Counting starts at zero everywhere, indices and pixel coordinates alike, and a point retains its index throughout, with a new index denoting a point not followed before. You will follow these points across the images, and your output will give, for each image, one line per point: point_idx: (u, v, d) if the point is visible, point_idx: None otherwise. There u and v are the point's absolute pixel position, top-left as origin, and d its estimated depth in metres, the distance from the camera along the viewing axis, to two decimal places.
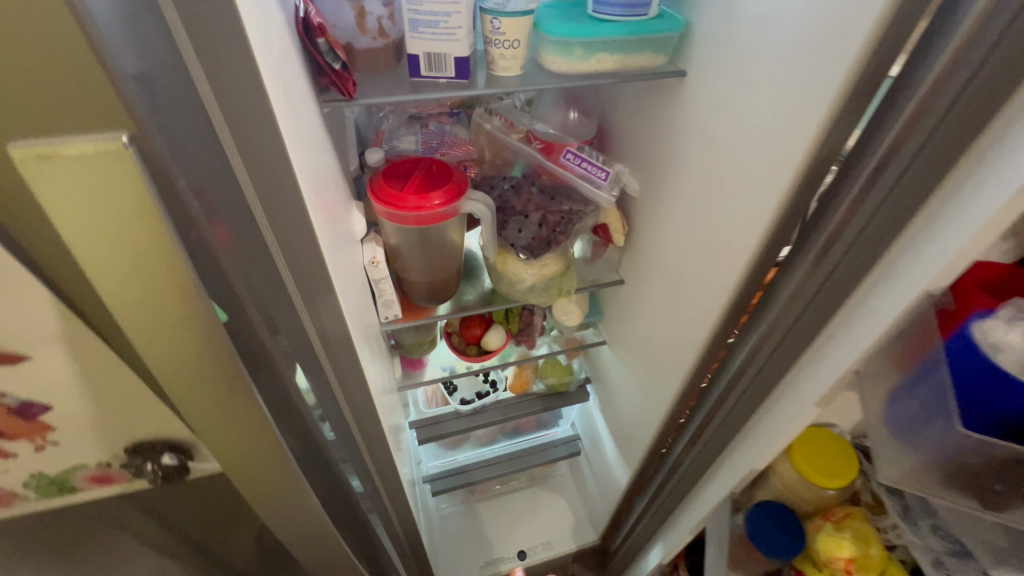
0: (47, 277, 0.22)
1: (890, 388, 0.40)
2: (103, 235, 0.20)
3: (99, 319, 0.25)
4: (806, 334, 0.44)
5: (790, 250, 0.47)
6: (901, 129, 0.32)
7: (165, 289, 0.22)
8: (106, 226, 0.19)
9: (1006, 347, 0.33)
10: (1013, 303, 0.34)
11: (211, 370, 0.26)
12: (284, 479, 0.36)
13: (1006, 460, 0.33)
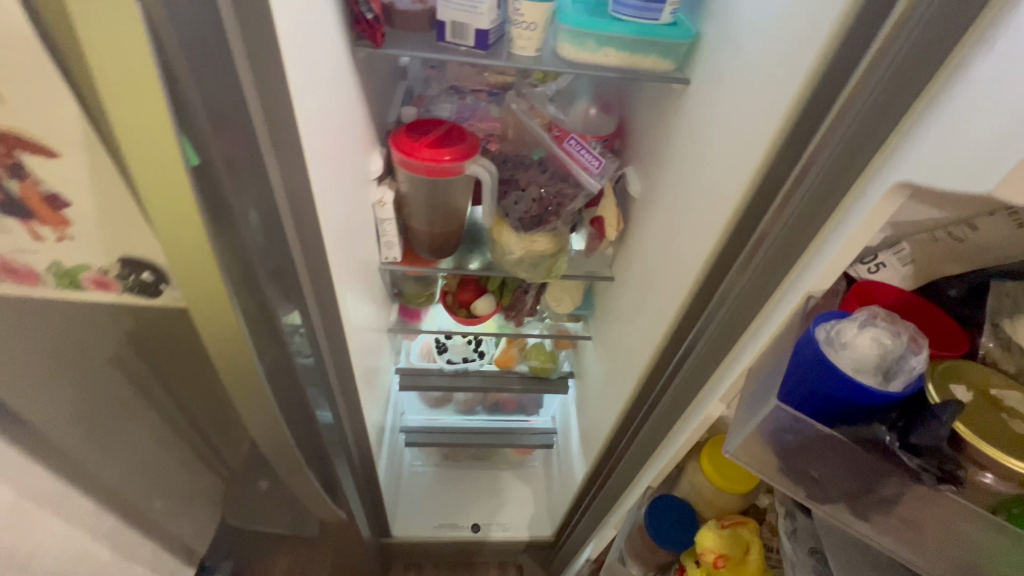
0: (68, 105, 0.29)
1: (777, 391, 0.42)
2: (103, 77, 0.27)
3: (99, 153, 0.31)
4: (732, 325, 0.48)
5: (736, 254, 0.49)
6: (824, 133, 0.37)
7: (144, 130, 0.29)
8: (107, 66, 0.26)
9: (851, 345, 0.37)
10: (869, 309, 0.38)
11: (168, 219, 0.33)
12: (231, 343, 0.41)
13: (823, 438, 0.38)
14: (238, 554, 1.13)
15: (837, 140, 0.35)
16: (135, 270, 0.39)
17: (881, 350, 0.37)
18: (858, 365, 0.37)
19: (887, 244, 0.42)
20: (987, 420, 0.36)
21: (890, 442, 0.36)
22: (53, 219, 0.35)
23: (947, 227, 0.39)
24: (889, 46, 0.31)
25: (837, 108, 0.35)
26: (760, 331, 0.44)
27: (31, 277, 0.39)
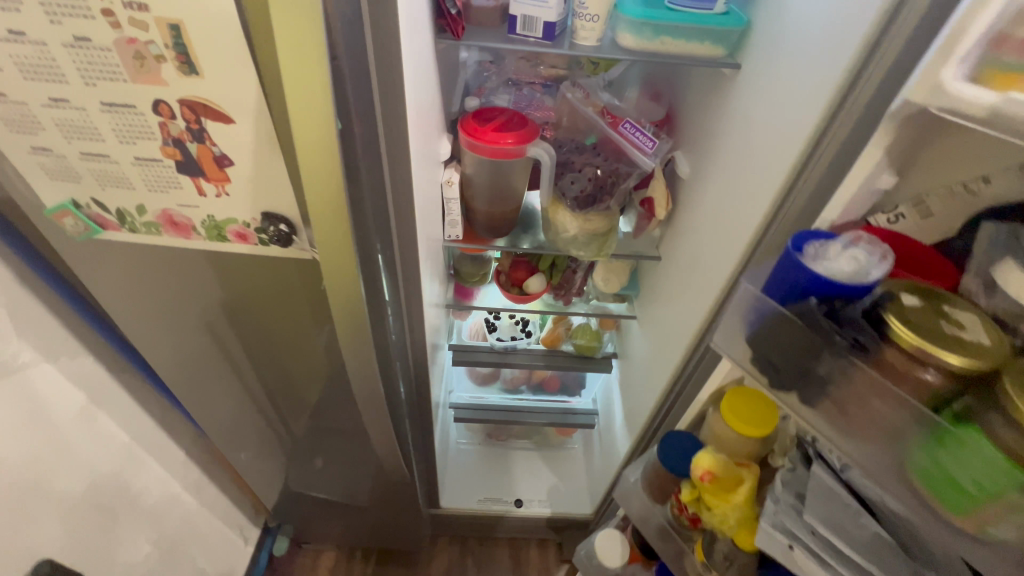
0: (253, 82, 0.37)
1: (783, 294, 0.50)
2: (289, 56, 0.34)
3: (265, 121, 0.39)
4: None
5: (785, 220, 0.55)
6: (868, 99, 0.44)
7: (312, 98, 0.36)
8: (292, 48, 0.34)
9: (832, 259, 0.44)
10: (860, 234, 0.45)
11: (317, 173, 0.40)
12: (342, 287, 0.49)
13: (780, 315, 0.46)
14: (301, 516, 1.22)
15: (882, 103, 0.42)
16: (271, 223, 0.47)
17: (856, 267, 0.43)
18: (833, 273, 0.43)
19: (911, 199, 0.47)
20: (929, 325, 0.40)
21: (817, 309, 0.44)
22: (217, 178, 0.43)
23: (964, 179, 0.44)
24: (928, 20, 0.38)
25: (882, 76, 0.42)
26: None
27: (189, 229, 0.48)
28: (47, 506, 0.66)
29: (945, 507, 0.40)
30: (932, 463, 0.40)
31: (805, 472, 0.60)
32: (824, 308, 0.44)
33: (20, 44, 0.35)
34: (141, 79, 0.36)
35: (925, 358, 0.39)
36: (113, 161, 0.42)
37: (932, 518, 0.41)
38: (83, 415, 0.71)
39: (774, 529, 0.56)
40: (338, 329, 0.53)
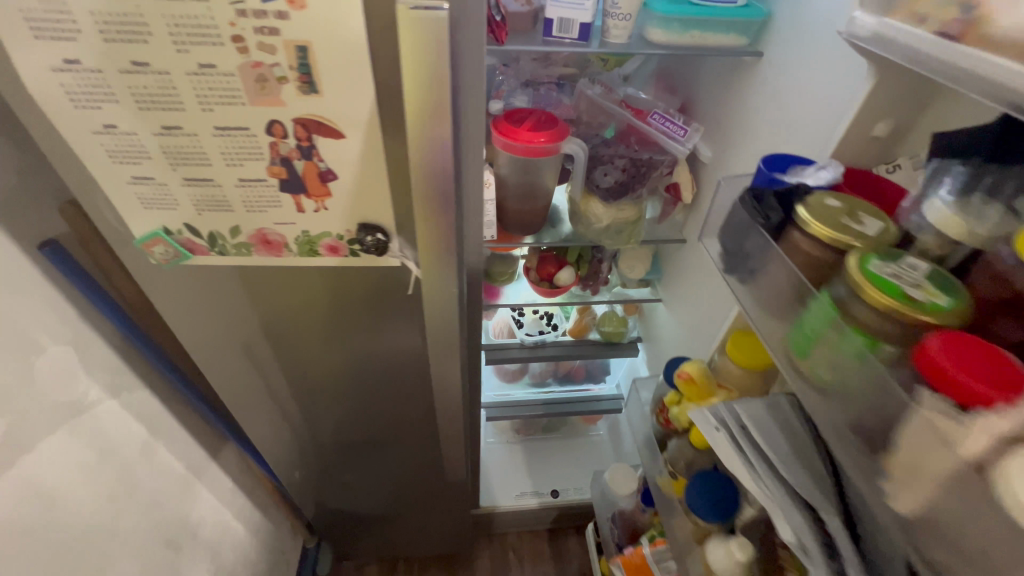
0: (372, 98, 0.38)
1: None
2: (414, 72, 0.36)
3: (375, 134, 0.40)
4: None
5: None
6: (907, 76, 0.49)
7: (431, 109, 0.38)
8: (418, 65, 0.36)
9: (795, 172, 0.50)
10: (837, 163, 0.48)
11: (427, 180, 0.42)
12: (434, 287, 0.51)
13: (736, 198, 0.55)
14: (343, 531, 1.21)
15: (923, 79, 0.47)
16: (366, 234, 0.48)
17: (806, 180, 0.48)
18: (787, 180, 0.49)
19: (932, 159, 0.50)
20: (836, 216, 0.44)
21: (749, 189, 0.51)
22: (320, 193, 0.44)
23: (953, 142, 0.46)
24: None
25: None
26: None
27: (281, 246, 0.49)
28: (124, 541, 0.65)
29: (799, 356, 0.47)
30: (803, 320, 0.46)
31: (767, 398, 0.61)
32: (754, 192, 0.51)
33: (141, 74, 0.35)
34: (260, 102, 0.37)
35: (817, 239, 0.44)
36: (216, 184, 0.43)
37: (806, 386, 0.47)
38: (144, 449, 0.69)
39: (706, 413, 0.58)
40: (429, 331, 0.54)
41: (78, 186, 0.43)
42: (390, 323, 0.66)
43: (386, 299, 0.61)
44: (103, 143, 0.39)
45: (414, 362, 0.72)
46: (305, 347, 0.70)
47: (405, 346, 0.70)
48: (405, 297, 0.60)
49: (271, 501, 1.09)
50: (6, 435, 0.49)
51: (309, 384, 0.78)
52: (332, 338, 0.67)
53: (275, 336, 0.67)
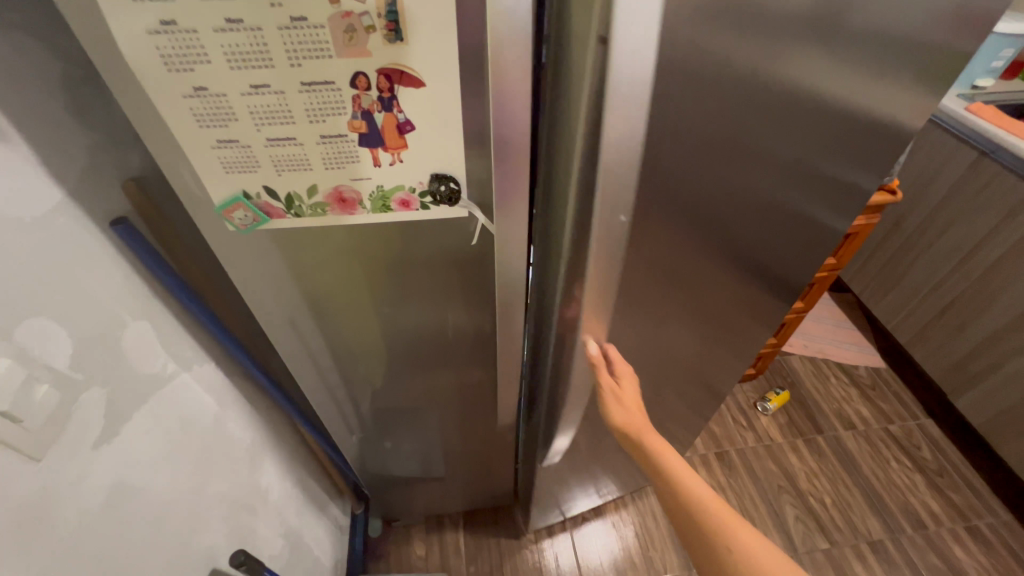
0: (457, 46, 0.40)
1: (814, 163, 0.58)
2: (502, 20, 0.37)
3: (453, 84, 0.42)
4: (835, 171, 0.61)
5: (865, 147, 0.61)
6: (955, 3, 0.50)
7: (513, 55, 0.39)
8: (506, 11, 0.37)
9: None
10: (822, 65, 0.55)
11: (503, 126, 0.43)
12: (505, 235, 0.54)
13: None
14: (389, 495, 1.25)
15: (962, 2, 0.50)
16: (438, 185, 0.49)
17: None
18: None
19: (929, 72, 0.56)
20: None
21: None
22: (398, 145, 0.45)
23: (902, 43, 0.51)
24: None
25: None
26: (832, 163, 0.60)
27: (355, 204, 0.50)
28: (210, 507, 0.68)
29: None
30: None
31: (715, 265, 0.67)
32: None
33: (235, 32, 0.37)
34: (347, 53, 0.39)
35: None
36: (298, 143, 0.44)
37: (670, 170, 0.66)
38: (217, 420, 0.72)
39: None
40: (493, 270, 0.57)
41: (162, 153, 0.44)
42: (434, 296, 0.65)
43: (457, 283, 0.63)
44: (192, 106, 0.41)
45: (471, 338, 0.74)
46: (361, 329, 0.70)
47: (463, 323, 0.70)
48: (478, 279, 0.62)
49: (320, 470, 1.13)
50: (108, 409, 0.51)
51: (361, 364, 0.78)
52: (366, 307, 0.65)
53: (333, 319, 0.67)
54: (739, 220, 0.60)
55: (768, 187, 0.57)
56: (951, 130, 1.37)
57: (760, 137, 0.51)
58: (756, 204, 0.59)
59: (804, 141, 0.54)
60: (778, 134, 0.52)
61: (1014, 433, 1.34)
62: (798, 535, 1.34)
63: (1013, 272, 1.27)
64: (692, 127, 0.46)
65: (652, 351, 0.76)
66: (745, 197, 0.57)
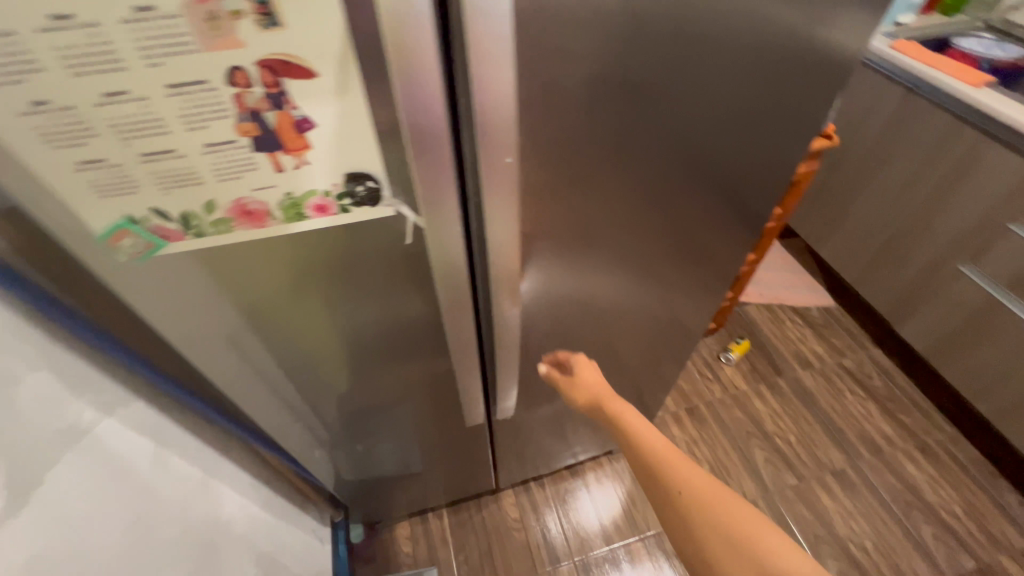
0: (347, 28, 0.34)
1: (741, 91, 0.56)
2: None
3: (350, 73, 0.37)
4: (770, 103, 0.59)
5: (801, 80, 0.59)
6: None
7: (412, 33, 0.35)
8: None
9: None
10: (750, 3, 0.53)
11: (415, 113, 0.39)
12: (437, 228, 0.49)
13: None
14: (367, 499, 1.22)
15: None
16: (355, 184, 0.45)
17: None
18: None
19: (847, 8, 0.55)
20: None
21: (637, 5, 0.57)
22: (300, 146, 0.40)
23: None
24: None
25: None
26: (761, 93, 0.57)
27: (264, 216, 0.45)
28: (162, 556, 0.63)
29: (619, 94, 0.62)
30: None
31: (655, 204, 0.65)
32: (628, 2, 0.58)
33: (68, 31, 0.31)
34: (215, 45, 0.33)
35: None
36: (181, 155, 0.39)
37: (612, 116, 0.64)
38: (156, 461, 0.66)
39: None
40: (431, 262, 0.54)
41: (15, 186, 0.37)
42: (376, 299, 0.61)
43: (400, 285, 0.59)
44: (37, 125, 0.34)
45: (424, 336, 0.70)
46: (304, 342, 0.65)
47: (416, 322, 0.67)
48: (423, 279, 0.59)
49: (289, 488, 1.08)
50: (10, 477, 0.45)
51: (309, 376, 0.73)
52: (302, 319, 0.60)
53: (270, 336, 0.62)
54: (659, 162, 0.59)
55: (685, 129, 0.57)
56: (874, 66, 1.40)
57: (670, 78, 0.51)
58: (676, 146, 0.58)
59: (718, 81, 0.53)
60: (689, 72, 0.51)
61: (950, 354, 1.43)
62: (768, 475, 1.41)
63: (943, 202, 1.33)
64: (578, 60, 0.45)
65: (591, 289, 0.76)
66: (661, 140, 0.56)
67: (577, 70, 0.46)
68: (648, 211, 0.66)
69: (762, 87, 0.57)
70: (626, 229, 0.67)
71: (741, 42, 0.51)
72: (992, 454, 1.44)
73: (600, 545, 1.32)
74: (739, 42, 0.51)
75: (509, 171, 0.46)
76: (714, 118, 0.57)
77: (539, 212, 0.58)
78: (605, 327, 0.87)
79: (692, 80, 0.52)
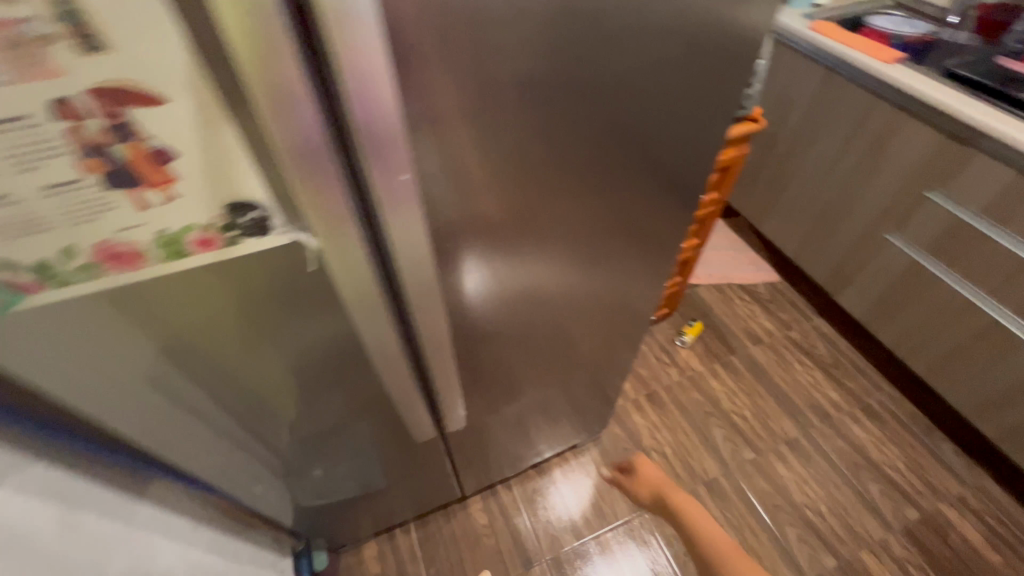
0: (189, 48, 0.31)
1: (651, 84, 0.54)
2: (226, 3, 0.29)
3: (202, 95, 0.33)
4: (686, 94, 0.58)
5: (712, 68, 0.58)
6: None
7: (265, 49, 0.31)
8: None
9: None
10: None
11: (287, 135, 0.35)
12: (343, 249, 0.46)
13: None
14: (328, 524, 1.18)
15: None
16: (237, 213, 0.41)
17: None
18: None
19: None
20: None
21: None
22: (163, 178, 0.36)
23: None
24: None
25: None
26: (673, 85, 0.56)
27: (136, 256, 0.40)
28: None
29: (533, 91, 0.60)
30: None
31: (581, 203, 0.63)
32: None
33: None
34: (28, 75, 0.29)
35: None
36: (16, 201, 0.34)
37: None
38: (64, 524, 0.60)
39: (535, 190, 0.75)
40: (342, 290, 0.50)
41: None
42: (292, 333, 0.57)
43: (318, 309, 0.54)
44: None
45: (355, 364, 0.66)
46: (222, 382, 0.60)
47: (346, 347, 0.62)
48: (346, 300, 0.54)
49: (240, 525, 1.03)
50: None
51: (237, 412, 0.68)
52: (212, 360, 0.56)
53: (179, 380, 0.57)
54: (577, 162, 0.57)
55: (604, 128, 0.55)
56: (795, 46, 1.44)
57: (577, 76, 0.48)
58: (591, 145, 0.56)
59: (625, 77, 0.51)
60: (599, 69, 0.49)
61: (885, 319, 1.50)
62: (727, 452, 1.44)
63: (868, 175, 1.39)
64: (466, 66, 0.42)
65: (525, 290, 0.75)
66: (577, 139, 0.55)
67: (468, 75, 0.43)
68: (576, 211, 0.64)
69: (673, 78, 0.55)
70: (555, 229, 0.65)
71: (643, 36, 0.49)
72: (929, 409, 1.53)
73: (570, 540, 1.32)
74: (644, 37, 0.49)
75: (406, 187, 0.43)
76: (631, 115, 0.56)
77: (453, 221, 0.55)
78: (546, 324, 0.86)
79: (599, 77, 0.50)
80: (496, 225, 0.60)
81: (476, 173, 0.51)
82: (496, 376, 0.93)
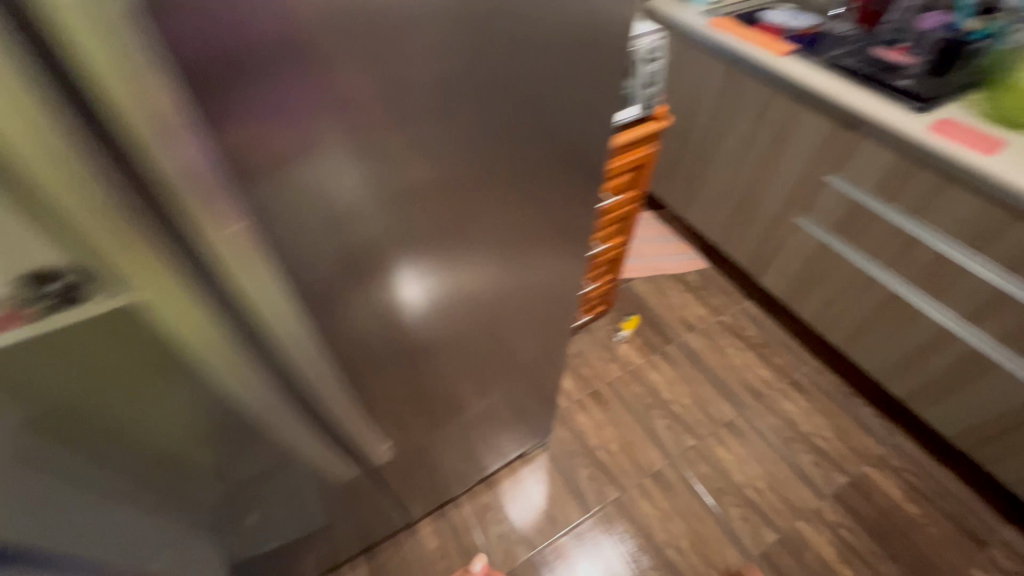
0: None
1: (517, 106, 0.54)
2: None
3: None
4: (561, 110, 0.58)
5: (586, 82, 0.57)
6: None
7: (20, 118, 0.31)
8: None
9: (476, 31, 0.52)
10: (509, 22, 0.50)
11: (70, 199, 0.36)
12: (187, 301, 0.45)
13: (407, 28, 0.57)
14: None
15: None
16: (37, 283, 0.40)
17: None
18: None
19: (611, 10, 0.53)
20: None
21: None
22: None
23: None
24: None
25: None
26: (544, 103, 0.56)
27: None
28: None
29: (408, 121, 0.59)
30: None
31: (474, 223, 0.63)
32: None
33: None
34: None
35: None
36: None
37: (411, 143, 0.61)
38: None
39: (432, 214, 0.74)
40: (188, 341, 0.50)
41: None
42: (150, 391, 0.55)
43: (193, 362, 0.52)
44: None
45: (240, 415, 0.64)
46: (109, 443, 0.58)
47: (243, 396, 0.60)
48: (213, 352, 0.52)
49: None
50: None
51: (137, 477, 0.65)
52: (62, 431, 0.53)
53: (54, 449, 0.54)
54: (452, 180, 0.56)
55: (468, 144, 0.53)
56: (696, 41, 1.50)
57: (427, 106, 0.48)
58: (461, 161, 0.55)
59: (484, 100, 0.51)
60: (443, 87, 0.48)
61: (802, 298, 1.57)
62: (669, 442, 1.48)
63: (774, 163, 1.46)
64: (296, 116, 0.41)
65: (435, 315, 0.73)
66: (441, 158, 0.53)
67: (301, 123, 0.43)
68: (468, 232, 0.64)
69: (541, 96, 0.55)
70: (449, 252, 0.64)
71: (493, 59, 0.48)
72: (850, 377, 1.62)
73: (525, 552, 1.30)
74: (495, 60, 0.49)
75: (239, 232, 0.44)
76: (502, 135, 0.55)
77: (331, 261, 0.54)
78: (468, 343, 0.85)
79: (444, 97, 0.48)
80: (382, 256, 0.59)
81: (335, 211, 0.50)
82: (422, 400, 0.90)
